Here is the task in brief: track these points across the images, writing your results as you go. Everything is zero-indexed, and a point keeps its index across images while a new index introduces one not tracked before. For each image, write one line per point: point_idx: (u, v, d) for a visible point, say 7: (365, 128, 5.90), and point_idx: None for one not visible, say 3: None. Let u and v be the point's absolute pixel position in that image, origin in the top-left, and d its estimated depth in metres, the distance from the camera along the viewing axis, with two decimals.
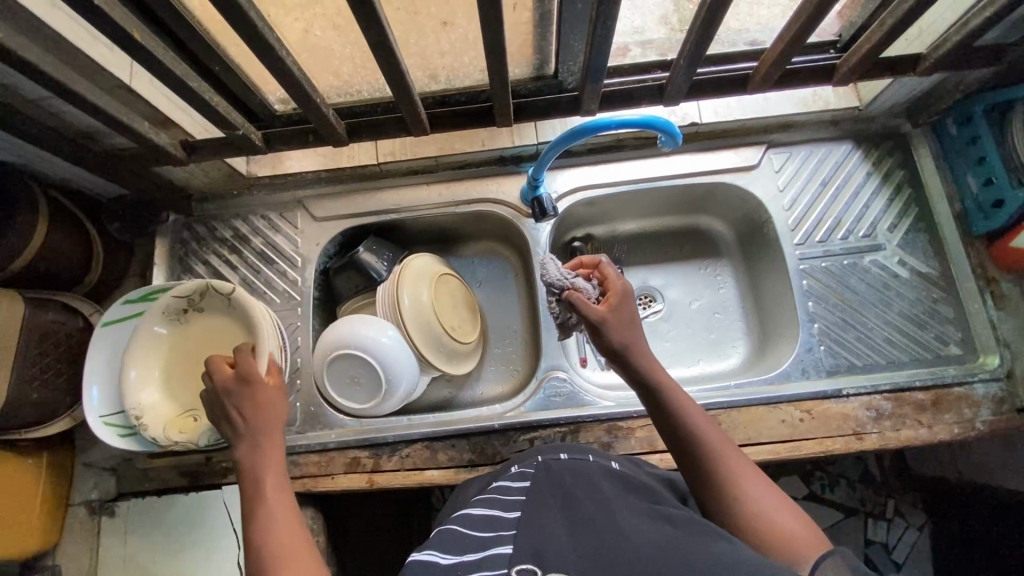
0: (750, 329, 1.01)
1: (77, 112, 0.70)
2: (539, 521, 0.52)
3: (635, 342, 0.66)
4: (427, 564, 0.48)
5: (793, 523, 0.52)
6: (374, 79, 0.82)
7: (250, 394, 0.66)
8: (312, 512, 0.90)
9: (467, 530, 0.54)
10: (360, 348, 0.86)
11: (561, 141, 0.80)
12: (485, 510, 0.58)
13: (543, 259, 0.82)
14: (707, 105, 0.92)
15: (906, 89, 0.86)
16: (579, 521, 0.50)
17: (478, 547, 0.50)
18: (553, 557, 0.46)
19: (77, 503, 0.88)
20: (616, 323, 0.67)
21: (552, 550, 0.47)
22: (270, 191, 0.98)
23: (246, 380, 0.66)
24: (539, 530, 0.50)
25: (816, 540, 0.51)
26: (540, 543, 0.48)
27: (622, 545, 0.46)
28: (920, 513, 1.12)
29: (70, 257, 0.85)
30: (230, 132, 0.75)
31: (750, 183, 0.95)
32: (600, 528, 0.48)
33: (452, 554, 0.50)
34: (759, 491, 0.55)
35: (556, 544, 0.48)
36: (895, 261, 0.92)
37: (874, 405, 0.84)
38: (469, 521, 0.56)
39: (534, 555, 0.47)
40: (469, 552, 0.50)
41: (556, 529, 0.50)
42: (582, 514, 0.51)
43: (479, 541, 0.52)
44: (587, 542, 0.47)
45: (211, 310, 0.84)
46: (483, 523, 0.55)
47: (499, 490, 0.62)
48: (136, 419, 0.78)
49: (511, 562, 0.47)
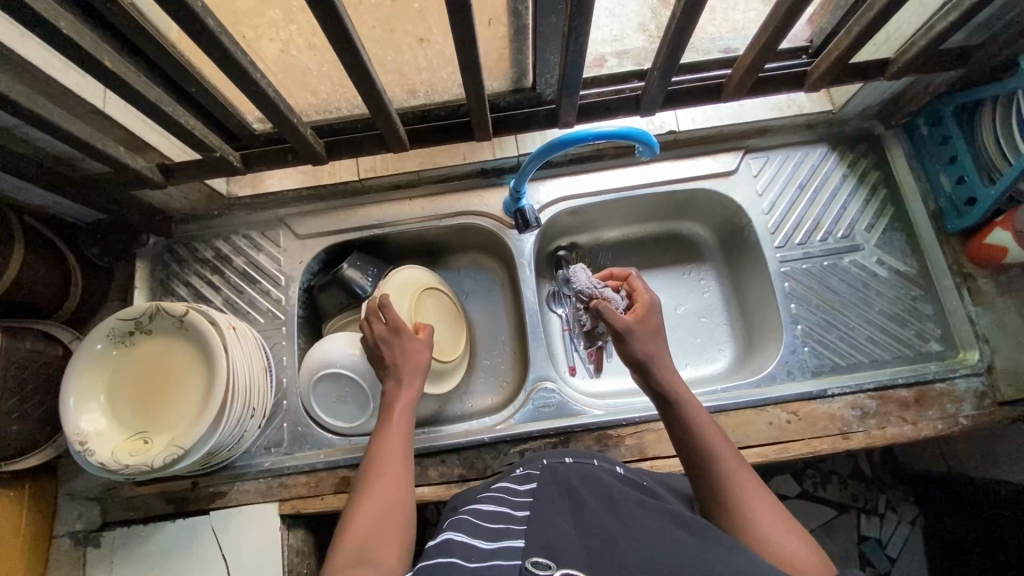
0: (735, 333, 1.02)
1: (51, 140, 0.70)
2: (549, 518, 0.52)
3: (659, 355, 0.69)
4: (446, 543, 0.51)
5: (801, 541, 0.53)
6: (352, 97, 0.82)
7: (399, 344, 0.78)
8: (302, 534, 0.88)
9: (480, 522, 0.54)
10: (348, 367, 0.87)
11: (539, 153, 0.80)
12: (496, 505, 0.57)
13: (575, 267, 0.89)
14: (684, 113, 0.92)
15: (878, 93, 0.88)
16: (590, 520, 0.51)
17: (491, 536, 0.51)
18: (564, 553, 0.46)
19: (61, 535, 0.86)
20: (645, 335, 0.70)
21: (563, 546, 0.47)
22: (251, 211, 0.98)
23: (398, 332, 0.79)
24: (548, 526, 0.50)
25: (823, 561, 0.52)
26: (550, 536, 0.49)
27: (637, 546, 0.46)
28: (910, 506, 1.14)
29: (47, 284, 0.84)
30: (207, 155, 0.75)
31: (729, 189, 0.96)
32: (610, 528, 0.49)
33: (469, 534, 0.52)
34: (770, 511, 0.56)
35: (567, 540, 0.48)
36: (874, 261, 0.93)
37: (859, 404, 0.85)
38: (483, 513, 0.56)
39: (546, 549, 0.47)
40: (483, 540, 0.50)
41: (566, 527, 0.50)
42: (590, 515, 0.51)
43: (491, 531, 0.52)
44: (599, 541, 0.47)
45: (160, 332, 0.80)
46: (495, 517, 0.54)
47: (505, 488, 0.62)
48: (80, 446, 0.73)
49: (524, 555, 0.47)
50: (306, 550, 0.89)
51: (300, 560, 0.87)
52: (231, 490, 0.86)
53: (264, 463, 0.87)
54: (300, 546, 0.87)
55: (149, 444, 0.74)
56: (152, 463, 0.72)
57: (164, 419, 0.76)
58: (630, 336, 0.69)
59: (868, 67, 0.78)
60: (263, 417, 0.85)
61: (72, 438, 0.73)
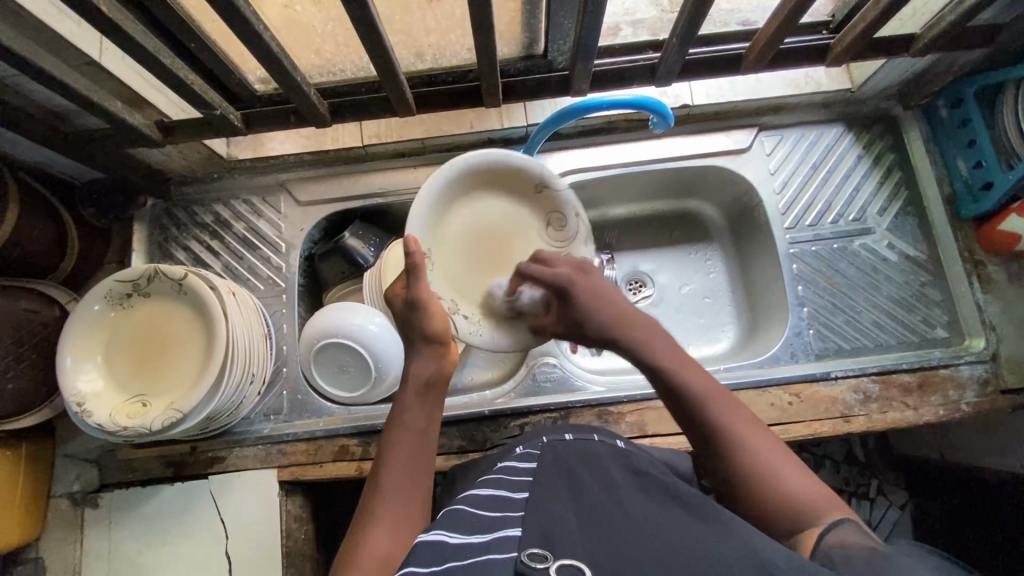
0: (739, 314, 1.01)
1: (49, 92, 0.68)
2: (546, 501, 0.51)
3: (610, 298, 0.71)
4: (437, 547, 0.47)
5: (818, 491, 0.53)
6: (358, 58, 0.79)
7: (425, 316, 0.69)
8: (300, 500, 0.89)
9: (476, 512, 0.52)
10: (346, 335, 0.84)
11: (550, 122, 0.78)
12: (491, 489, 0.56)
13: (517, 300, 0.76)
14: (698, 86, 0.90)
15: (898, 71, 0.85)
16: (587, 503, 0.50)
17: (488, 528, 0.48)
18: (563, 542, 0.44)
19: (60, 495, 0.86)
20: (583, 283, 0.72)
21: (560, 532, 0.46)
22: (251, 175, 0.95)
23: (418, 304, 0.69)
24: (545, 510, 0.49)
25: (850, 512, 0.52)
26: (549, 524, 0.47)
27: (635, 533, 0.45)
28: (901, 492, 1.16)
29: (43, 243, 0.82)
30: (208, 113, 0.72)
31: (741, 166, 0.94)
32: (605, 512, 0.48)
33: (460, 533, 0.48)
34: (786, 464, 0.56)
35: (562, 522, 0.47)
36: (885, 245, 0.91)
37: (862, 388, 0.84)
38: (477, 500, 0.54)
39: (545, 539, 0.45)
40: (477, 533, 0.48)
41: (562, 509, 0.50)
42: (590, 498, 0.51)
43: (484, 523, 0.49)
44: (596, 529, 0.45)
45: (157, 296, 0.78)
46: (491, 506, 0.53)
47: (504, 471, 0.61)
48: (77, 406, 0.72)
49: (521, 544, 0.45)
50: (304, 516, 0.89)
51: (298, 525, 0.87)
52: (230, 456, 0.86)
53: (263, 429, 0.87)
54: (298, 513, 0.88)
55: (147, 407, 0.73)
56: (149, 426, 0.71)
57: (163, 383, 0.76)
58: (557, 324, 0.75)
59: (893, 42, 0.75)
60: (262, 384, 0.85)
61: (69, 398, 0.72)
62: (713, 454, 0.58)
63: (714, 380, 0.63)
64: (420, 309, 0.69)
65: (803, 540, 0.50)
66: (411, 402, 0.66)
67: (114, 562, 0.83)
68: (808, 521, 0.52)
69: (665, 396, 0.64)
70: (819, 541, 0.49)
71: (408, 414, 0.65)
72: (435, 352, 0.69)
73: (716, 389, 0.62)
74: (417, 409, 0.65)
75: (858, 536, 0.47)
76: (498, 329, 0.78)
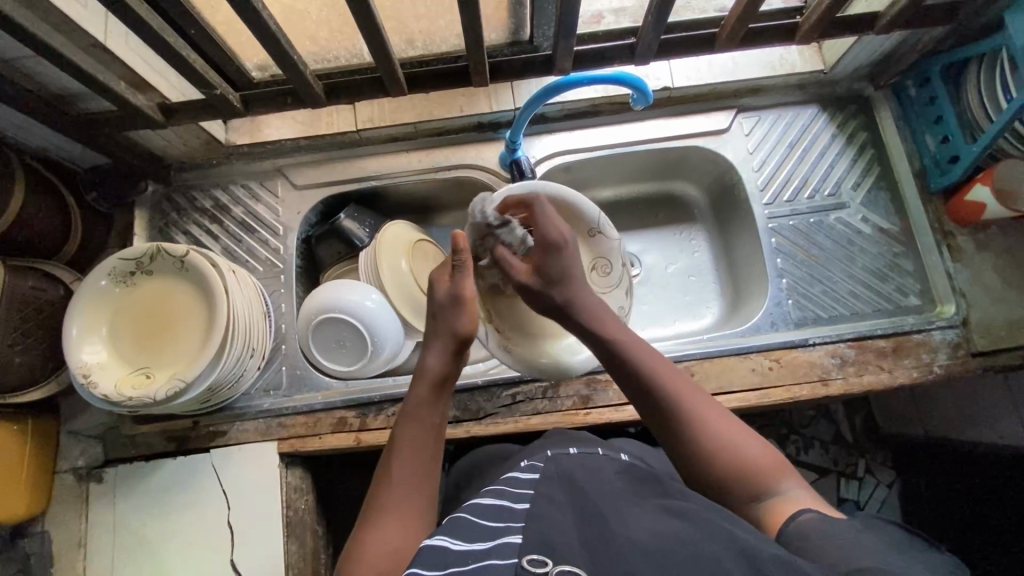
0: (723, 291, 1.05)
1: (58, 74, 0.71)
2: (548, 509, 0.52)
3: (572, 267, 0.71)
4: (440, 551, 0.47)
5: (773, 462, 0.56)
6: (351, 44, 0.84)
7: (463, 310, 0.70)
8: (300, 472, 0.91)
9: (481, 519, 0.53)
10: (343, 310, 0.88)
11: (536, 99, 0.81)
12: (496, 499, 0.57)
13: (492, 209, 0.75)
14: (678, 68, 0.94)
15: (868, 51, 0.90)
16: (588, 512, 0.51)
17: (490, 536, 0.50)
18: (563, 548, 0.46)
19: (64, 470, 0.89)
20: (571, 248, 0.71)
21: (562, 541, 0.47)
22: (248, 160, 0.99)
23: (457, 300, 0.70)
24: (546, 517, 0.50)
25: (806, 483, 0.56)
26: (548, 532, 0.48)
27: (634, 538, 0.46)
28: (888, 470, 1.18)
29: (49, 226, 0.85)
30: (209, 93, 0.75)
31: (721, 147, 0.98)
32: (606, 519, 0.49)
33: (463, 540, 0.49)
34: (738, 431, 0.59)
35: (560, 531, 0.48)
36: (859, 219, 0.95)
37: (839, 352, 0.88)
38: (482, 508, 0.55)
39: (544, 545, 0.46)
40: (482, 539, 0.49)
41: (562, 516, 0.51)
42: (591, 507, 0.52)
43: (488, 530, 0.50)
44: (596, 535, 0.47)
45: (159, 274, 0.81)
46: (496, 514, 0.53)
47: (507, 482, 0.61)
48: (82, 377, 0.75)
49: (521, 550, 0.46)
50: (304, 488, 0.92)
51: (298, 496, 0.90)
52: (231, 430, 0.89)
53: (263, 404, 0.90)
54: (297, 483, 0.90)
55: (151, 378, 0.76)
56: (153, 395, 0.74)
57: (166, 355, 0.79)
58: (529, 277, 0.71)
59: (860, 20, 0.79)
60: (262, 359, 0.88)
61: (75, 368, 0.75)
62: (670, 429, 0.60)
63: (661, 357, 0.65)
64: (456, 305, 0.70)
65: (768, 511, 0.54)
66: (420, 396, 0.66)
67: (119, 534, 0.85)
68: (766, 489, 0.55)
69: (618, 376, 0.65)
70: (781, 518, 0.53)
71: (421, 413, 0.65)
72: (451, 349, 0.69)
73: (672, 374, 0.63)
74: (424, 403, 0.66)
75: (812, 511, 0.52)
76: (526, 351, 0.80)
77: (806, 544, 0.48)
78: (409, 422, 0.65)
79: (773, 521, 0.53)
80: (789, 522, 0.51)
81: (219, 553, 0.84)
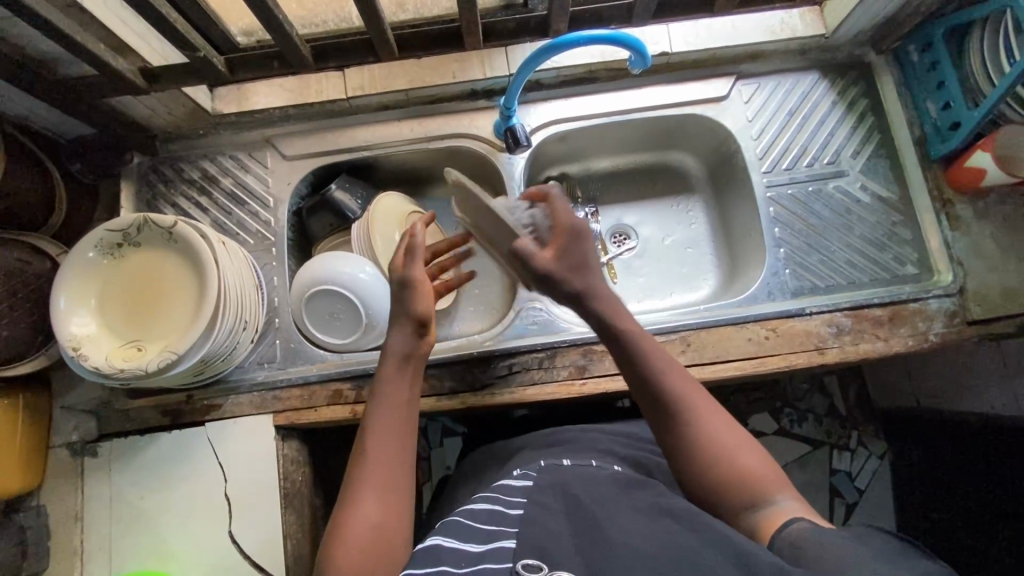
0: (720, 260, 1.04)
1: (35, 37, 0.69)
2: (541, 513, 0.52)
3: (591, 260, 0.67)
4: (434, 552, 0.49)
5: (771, 472, 0.57)
6: (341, 8, 0.82)
7: (417, 294, 0.68)
8: (297, 445, 0.91)
9: (472, 521, 0.54)
10: (338, 283, 0.87)
11: (528, 62, 0.79)
12: (489, 502, 0.57)
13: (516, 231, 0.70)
14: (677, 31, 0.91)
15: (869, 15, 0.88)
16: (581, 516, 0.51)
17: (483, 538, 0.50)
18: (556, 555, 0.46)
19: (58, 445, 0.88)
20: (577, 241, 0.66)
21: (555, 546, 0.47)
22: (236, 130, 0.96)
23: (409, 283, 0.69)
24: (541, 523, 0.51)
25: (798, 493, 0.56)
26: (541, 539, 0.48)
27: (627, 539, 0.47)
28: (880, 442, 1.20)
29: (32, 198, 0.83)
30: (192, 55, 0.75)
31: (719, 115, 0.96)
32: (598, 522, 0.50)
33: (458, 539, 0.50)
34: (738, 438, 0.59)
35: (554, 538, 0.48)
36: (858, 186, 0.94)
37: (835, 321, 0.88)
38: (476, 510, 0.55)
39: (537, 550, 0.47)
40: (476, 542, 0.50)
41: (557, 521, 0.51)
42: (583, 511, 0.52)
43: (483, 531, 0.51)
44: (590, 540, 0.48)
45: (147, 245, 0.79)
46: (489, 516, 0.54)
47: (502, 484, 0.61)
48: (73, 350, 0.74)
49: (515, 555, 0.47)
50: (301, 460, 0.92)
51: (295, 469, 0.90)
52: (226, 403, 0.88)
53: (256, 376, 0.89)
54: (294, 455, 0.90)
55: (142, 351, 0.75)
56: (144, 367, 0.73)
57: (157, 330, 0.78)
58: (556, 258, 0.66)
59: None
60: (254, 332, 0.87)
61: (64, 340, 0.74)
62: (670, 429, 0.61)
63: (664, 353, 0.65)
64: (410, 288, 0.68)
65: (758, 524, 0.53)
66: (389, 369, 0.66)
67: (116, 507, 0.85)
68: (762, 499, 0.55)
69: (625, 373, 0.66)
70: (772, 527, 0.52)
71: (391, 387, 0.65)
72: (414, 329, 0.68)
73: (674, 368, 0.64)
74: (392, 378, 0.66)
75: (804, 519, 0.51)
76: None
77: (805, 552, 0.46)
78: (379, 397, 0.65)
79: (765, 529, 0.53)
80: (778, 533, 0.51)
81: (216, 526, 0.84)
